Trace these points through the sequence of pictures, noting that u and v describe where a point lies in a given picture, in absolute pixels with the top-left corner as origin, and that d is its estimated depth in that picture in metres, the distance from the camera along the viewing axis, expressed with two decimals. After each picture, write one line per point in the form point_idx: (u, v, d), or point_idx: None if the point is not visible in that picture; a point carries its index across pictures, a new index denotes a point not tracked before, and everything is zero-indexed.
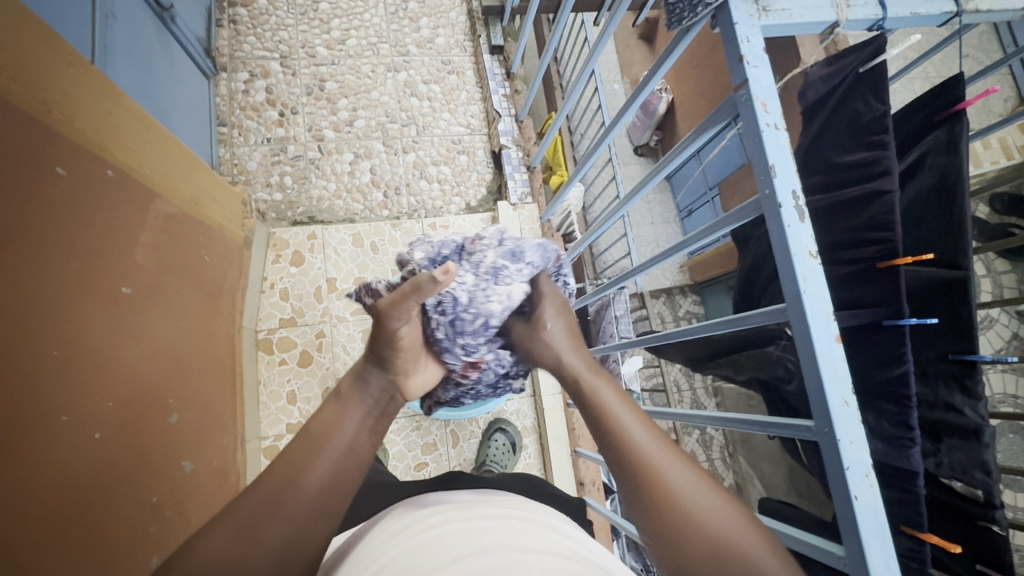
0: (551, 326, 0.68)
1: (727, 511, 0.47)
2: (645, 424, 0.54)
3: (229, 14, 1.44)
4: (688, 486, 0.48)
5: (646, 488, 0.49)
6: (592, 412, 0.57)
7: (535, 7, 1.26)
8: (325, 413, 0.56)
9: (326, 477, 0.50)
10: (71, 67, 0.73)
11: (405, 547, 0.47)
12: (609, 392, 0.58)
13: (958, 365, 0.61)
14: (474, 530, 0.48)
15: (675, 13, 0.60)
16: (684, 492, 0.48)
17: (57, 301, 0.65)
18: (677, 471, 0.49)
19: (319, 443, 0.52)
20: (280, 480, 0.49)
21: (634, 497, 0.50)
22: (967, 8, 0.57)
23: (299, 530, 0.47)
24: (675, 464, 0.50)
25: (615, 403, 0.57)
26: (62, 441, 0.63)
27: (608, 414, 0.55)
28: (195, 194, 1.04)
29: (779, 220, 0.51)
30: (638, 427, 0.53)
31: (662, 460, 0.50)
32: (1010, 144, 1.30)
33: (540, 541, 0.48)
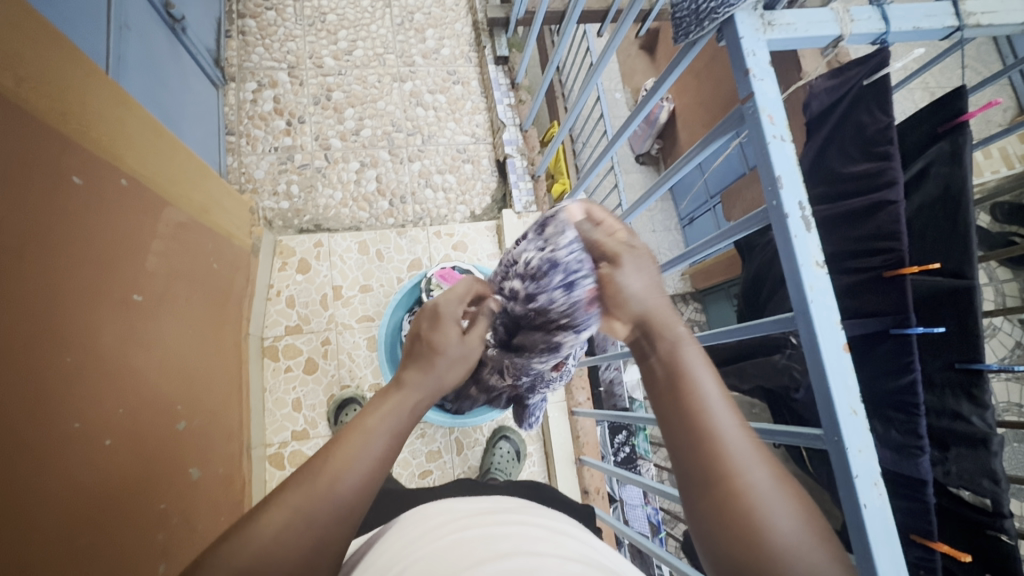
0: (631, 271, 0.54)
1: (807, 525, 0.41)
2: (730, 407, 0.46)
3: (239, 26, 1.46)
4: (768, 493, 0.41)
5: (719, 484, 0.42)
6: (670, 379, 0.48)
7: (541, 18, 1.27)
8: (380, 401, 0.54)
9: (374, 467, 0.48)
10: (86, 78, 0.74)
11: (422, 553, 0.47)
12: (698, 359, 0.48)
13: (965, 374, 0.62)
14: (491, 538, 0.48)
15: (681, 27, 0.61)
16: (764, 499, 0.41)
17: (70, 307, 0.66)
18: (758, 471, 0.42)
19: (375, 427, 0.50)
20: (357, 445, 0.48)
21: (702, 487, 0.43)
22: (969, 22, 0.58)
23: (343, 515, 0.45)
24: (759, 464, 0.43)
25: (704, 376, 0.47)
26: (73, 447, 0.63)
27: (693, 388, 0.46)
28: (204, 202, 1.05)
29: (785, 230, 0.51)
30: (725, 412, 0.45)
31: (746, 456, 0.43)
32: (1012, 153, 1.32)
33: (557, 547, 0.48)
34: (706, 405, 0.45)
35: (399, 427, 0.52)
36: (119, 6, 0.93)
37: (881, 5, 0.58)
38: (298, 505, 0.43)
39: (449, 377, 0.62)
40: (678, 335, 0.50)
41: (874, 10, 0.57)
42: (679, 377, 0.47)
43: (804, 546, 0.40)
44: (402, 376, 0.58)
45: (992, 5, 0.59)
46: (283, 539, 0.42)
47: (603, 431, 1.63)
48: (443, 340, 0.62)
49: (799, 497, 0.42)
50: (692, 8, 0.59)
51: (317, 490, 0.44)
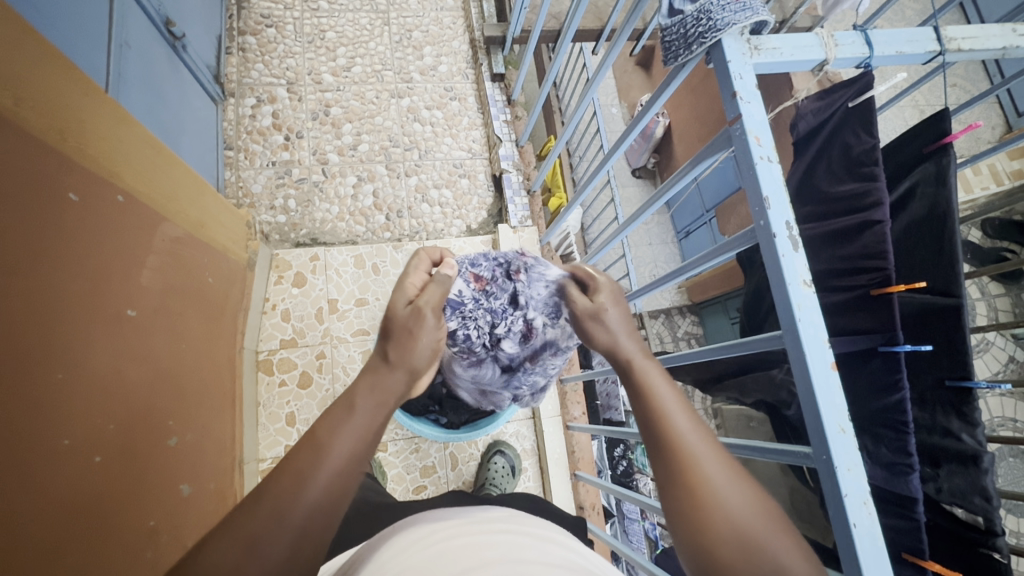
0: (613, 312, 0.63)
1: (760, 509, 0.45)
2: (686, 412, 0.52)
3: (238, 43, 1.48)
4: (725, 483, 0.46)
5: (681, 481, 0.47)
6: (637, 394, 0.54)
7: (536, 37, 1.29)
8: (336, 413, 0.53)
9: (333, 480, 0.48)
10: (85, 96, 0.75)
11: (413, 559, 0.48)
12: (657, 375, 0.55)
13: (954, 392, 0.62)
14: (480, 545, 0.48)
15: (670, 50, 0.63)
16: (721, 489, 0.46)
17: (63, 324, 0.66)
18: (714, 465, 0.47)
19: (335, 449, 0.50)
20: (306, 454, 0.49)
21: (668, 486, 0.48)
22: (950, 47, 0.60)
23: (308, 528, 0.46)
24: (714, 459, 0.48)
25: (662, 385, 0.54)
26: (62, 465, 0.63)
27: (652, 398, 0.53)
28: (201, 218, 1.06)
29: (772, 249, 0.52)
30: (681, 415, 0.51)
31: (704, 454, 0.48)
32: (1001, 171, 1.34)
33: (544, 554, 0.48)
34: (666, 413, 0.51)
35: (364, 426, 0.53)
36: (120, 25, 0.94)
37: (865, 31, 0.59)
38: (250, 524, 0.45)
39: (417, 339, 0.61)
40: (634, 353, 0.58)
41: (857, 36, 0.59)
42: (643, 390, 0.54)
43: (759, 529, 0.44)
44: (358, 380, 0.57)
45: (973, 31, 0.60)
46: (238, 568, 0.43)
47: (599, 445, 1.62)
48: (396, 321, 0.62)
49: (754, 486, 0.47)
50: (680, 32, 0.60)
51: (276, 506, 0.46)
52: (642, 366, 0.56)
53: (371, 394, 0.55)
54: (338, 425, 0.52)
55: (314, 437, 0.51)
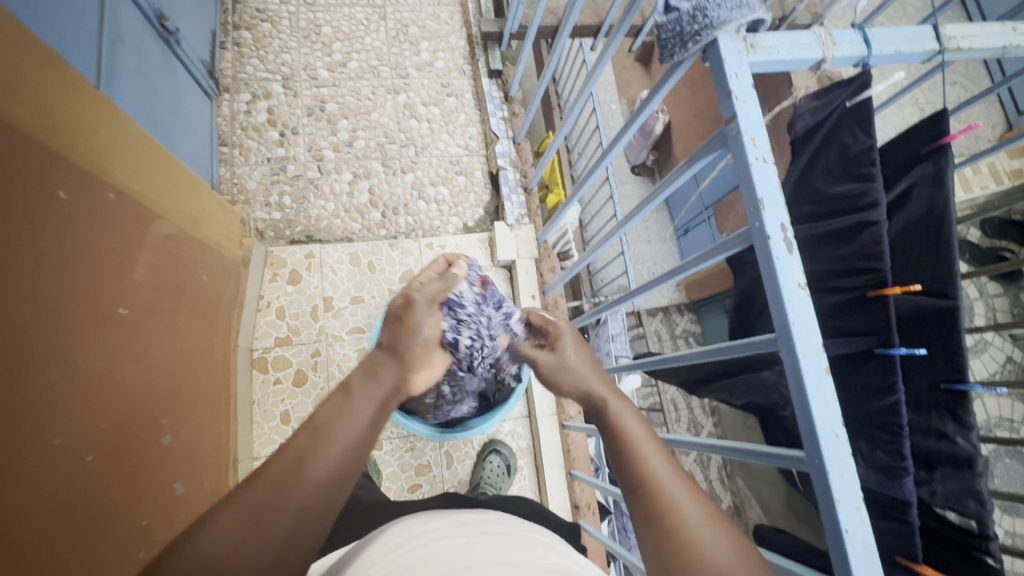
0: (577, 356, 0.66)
1: (737, 550, 0.45)
2: (662, 454, 0.53)
3: (233, 37, 1.47)
4: (702, 526, 0.46)
5: (659, 521, 0.47)
6: (614, 436, 0.55)
7: (534, 33, 1.28)
8: (329, 409, 0.55)
9: (335, 464, 0.50)
10: (76, 92, 0.74)
11: (403, 560, 0.47)
12: (632, 419, 0.56)
13: (949, 395, 0.61)
14: (471, 546, 0.48)
15: (666, 48, 0.62)
16: (697, 528, 0.46)
17: (54, 323, 0.65)
18: (690, 504, 0.48)
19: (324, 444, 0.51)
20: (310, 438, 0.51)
21: (647, 525, 0.48)
22: (950, 46, 0.59)
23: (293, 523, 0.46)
24: (690, 500, 0.48)
25: (640, 433, 0.55)
26: (55, 464, 0.63)
27: (628, 439, 0.54)
28: (195, 215, 1.06)
29: (767, 251, 0.51)
30: (655, 457, 0.52)
31: (679, 495, 0.48)
32: (1000, 170, 1.33)
33: (535, 556, 0.48)
34: (643, 454, 0.52)
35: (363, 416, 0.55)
36: (113, 19, 0.93)
37: (863, 29, 0.59)
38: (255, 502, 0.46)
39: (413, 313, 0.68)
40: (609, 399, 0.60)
41: (855, 34, 0.58)
42: (619, 432, 0.55)
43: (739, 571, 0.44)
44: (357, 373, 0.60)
45: (972, 30, 0.59)
46: (240, 546, 0.43)
47: (595, 444, 1.61)
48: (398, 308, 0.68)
49: (731, 527, 0.47)
50: (676, 30, 0.59)
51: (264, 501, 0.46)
52: (617, 410, 0.58)
53: (368, 388, 0.58)
54: (339, 413, 0.55)
55: (317, 423, 0.53)
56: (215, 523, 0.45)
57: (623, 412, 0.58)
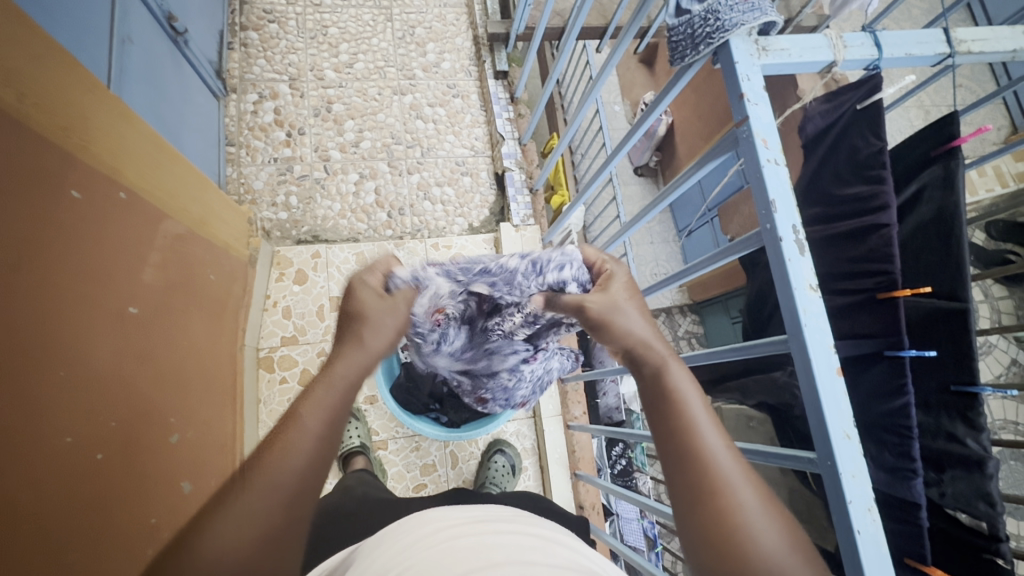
0: (628, 307, 0.61)
1: (786, 535, 0.44)
2: (717, 428, 0.50)
3: (240, 38, 1.48)
4: (754, 507, 0.45)
5: (710, 500, 0.45)
6: (665, 402, 0.52)
7: (541, 35, 1.28)
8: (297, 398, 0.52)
9: (318, 449, 0.48)
10: (87, 92, 0.75)
11: (416, 558, 0.48)
12: (687, 384, 0.53)
13: (960, 397, 0.62)
14: (483, 546, 0.47)
15: (676, 50, 0.62)
16: (750, 511, 0.45)
17: (64, 323, 0.65)
18: (744, 486, 0.46)
19: (291, 434, 0.48)
20: (288, 424, 0.49)
21: (693, 502, 0.46)
22: (960, 50, 0.59)
23: (273, 522, 0.43)
24: (745, 480, 0.46)
25: (695, 401, 0.51)
26: (65, 462, 0.63)
27: (682, 408, 0.51)
28: (203, 214, 1.06)
29: (779, 253, 0.52)
30: (711, 430, 0.49)
31: (734, 474, 0.46)
32: (1005, 173, 1.33)
33: (547, 555, 0.48)
34: (698, 428, 0.49)
35: (337, 403, 0.52)
36: (123, 19, 0.94)
37: (874, 32, 0.59)
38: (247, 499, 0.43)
39: (359, 301, 0.62)
40: (663, 358, 0.55)
41: (866, 37, 0.58)
42: (672, 400, 0.51)
43: (787, 557, 0.43)
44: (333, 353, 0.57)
45: (983, 34, 0.59)
46: (235, 542, 0.41)
47: (599, 444, 1.62)
48: (345, 302, 0.64)
49: (779, 511, 0.46)
50: (688, 32, 0.60)
51: (233, 497, 0.43)
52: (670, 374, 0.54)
53: (348, 369, 0.55)
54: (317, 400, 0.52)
55: (300, 410, 0.50)
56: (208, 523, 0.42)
57: (676, 375, 0.54)
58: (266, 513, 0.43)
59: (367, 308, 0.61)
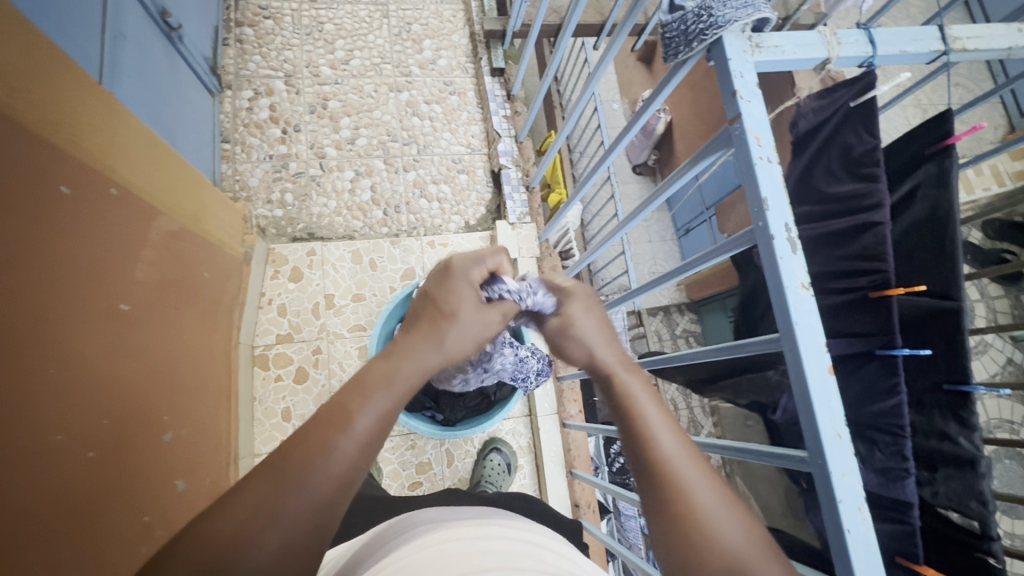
0: (583, 321, 0.61)
1: (748, 534, 0.44)
2: (674, 432, 0.50)
3: (235, 34, 1.47)
4: (713, 509, 0.45)
5: (668, 506, 0.45)
6: (621, 411, 0.52)
7: (537, 32, 1.28)
8: (347, 391, 0.50)
9: (357, 454, 0.46)
10: (79, 87, 0.74)
11: (409, 561, 0.48)
12: (642, 392, 0.53)
13: (952, 396, 0.61)
14: (473, 550, 0.47)
15: (670, 47, 0.62)
16: (710, 514, 0.44)
17: (55, 320, 0.65)
18: (703, 489, 0.46)
19: (335, 436, 0.46)
20: (332, 417, 0.47)
21: (653, 508, 0.47)
22: (955, 47, 0.59)
23: (297, 524, 0.42)
24: (703, 482, 0.46)
25: (649, 408, 0.51)
26: (56, 460, 0.63)
27: (635, 415, 0.51)
28: (197, 212, 1.06)
29: (770, 251, 0.51)
30: (666, 435, 0.49)
31: (690, 475, 0.46)
32: (1002, 171, 1.33)
33: (539, 561, 0.48)
34: (653, 434, 0.49)
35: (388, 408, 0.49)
36: (116, 15, 0.93)
37: (869, 29, 0.59)
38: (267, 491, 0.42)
39: (451, 294, 0.58)
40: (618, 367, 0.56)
41: (860, 34, 0.58)
42: (626, 409, 0.52)
43: (750, 557, 0.43)
44: (403, 344, 0.54)
45: (978, 31, 0.59)
46: (247, 534, 0.40)
47: (596, 443, 1.62)
48: (435, 288, 0.60)
49: (743, 510, 0.46)
50: (681, 29, 0.59)
51: (263, 497, 0.42)
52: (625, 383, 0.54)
53: (413, 373, 0.52)
54: (368, 399, 0.49)
55: (345, 405, 0.48)
56: (217, 515, 0.41)
57: (631, 383, 0.54)
58: (289, 515, 0.42)
59: (460, 309, 0.57)
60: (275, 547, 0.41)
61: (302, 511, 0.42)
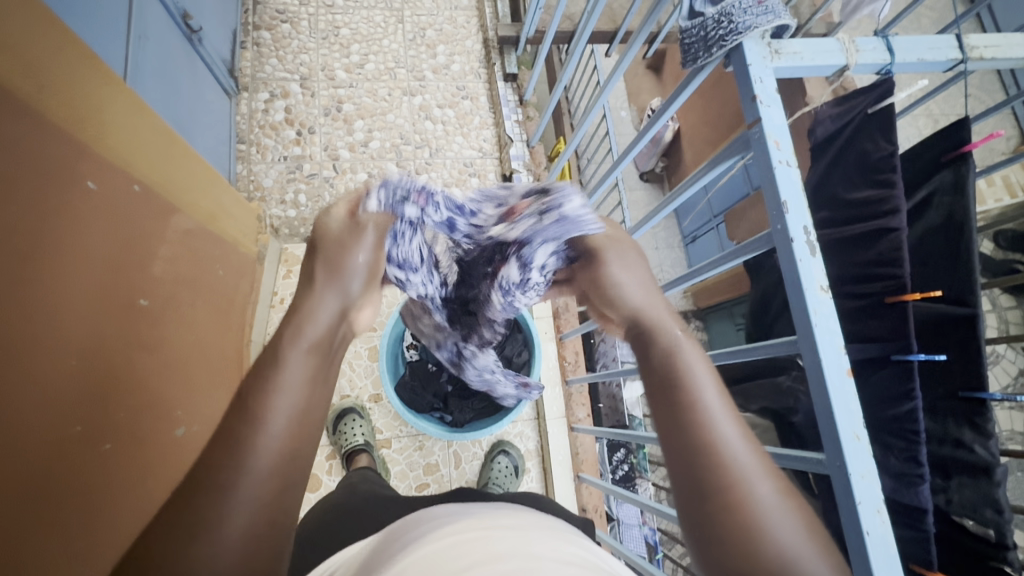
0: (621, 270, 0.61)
1: (801, 526, 0.43)
2: (732, 416, 0.48)
3: (253, 37, 1.49)
4: (768, 497, 0.43)
5: (725, 489, 0.43)
6: (678, 388, 0.50)
7: (551, 38, 1.29)
8: (262, 367, 0.50)
9: (290, 421, 0.46)
10: (106, 85, 0.76)
11: (425, 551, 0.48)
12: (701, 370, 0.51)
13: (967, 403, 0.61)
14: (489, 539, 0.48)
15: (689, 53, 0.63)
16: (766, 501, 0.43)
17: (75, 313, 0.66)
18: (760, 476, 0.44)
19: (263, 407, 0.46)
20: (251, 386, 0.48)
21: (706, 491, 0.44)
22: (972, 56, 0.59)
23: (266, 497, 0.42)
24: (760, 469, 0.44)
25: (708, 387, 0.49)
26: (74, 452, 0.63)
27: (694, 393, 0.48)
28: (213, 210, 1.07)
29: (790, 253, 0.52)
30: (726, 417, 0.47)
31: (748, 460, 0.45)
32: (1014, 182, 1.33)
33: (554, 549, 0.48)
34: (713, 414, 0.47)
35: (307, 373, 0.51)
36: (140, 17, 0.95)
37: (887, 37, 0.59)
38: (218, 479, 0.40)
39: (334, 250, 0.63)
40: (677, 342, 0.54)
41: (879, 42, 0.59)
42: (686, 385, 0.49)
43: (803, 549, 0.41)
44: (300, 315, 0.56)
45: (995, 40, 0.60)
46: (210, 520, 0.39)
47: (602, 449, 1.61)
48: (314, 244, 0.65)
49: (794, 503, 0.44)
50: (700, 35, 0.60)
51: (218, 482, 0.40)
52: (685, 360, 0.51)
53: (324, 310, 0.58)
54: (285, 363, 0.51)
55: (260, 377, 0.49)
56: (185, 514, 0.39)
57: (691, 362, 0.51)
58: (258, 495, 0.41)
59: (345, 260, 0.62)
60: (231, 546, 0.38)
61: (258, 487, 0.41)
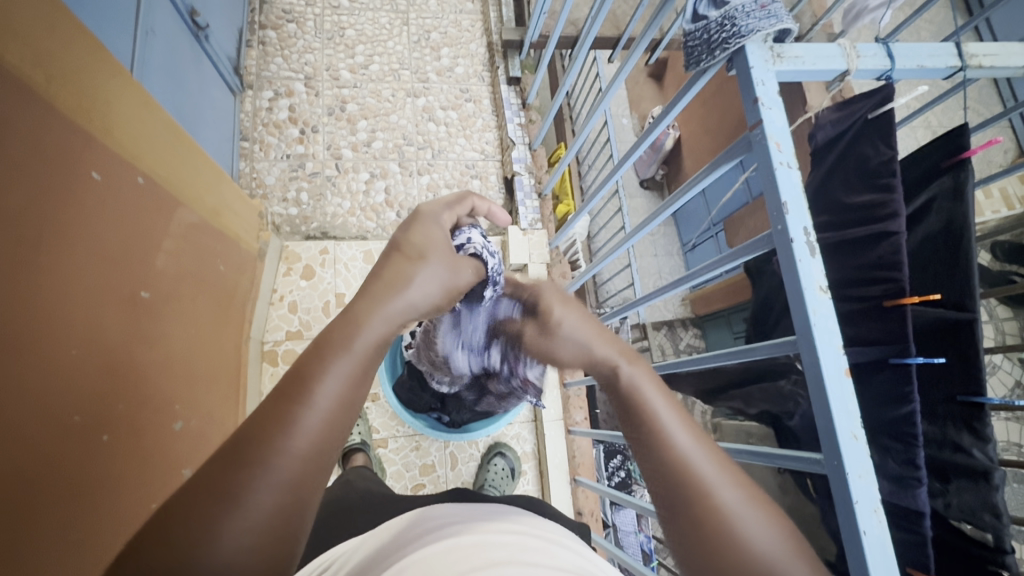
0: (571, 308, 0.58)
1: (777, 535, 0.41)
2: (695, 432, 0.46)
3: (259, 36, 1.50)
4: (738, 507, 0.42)
5: (692, 506, 0.42)
6: (635, 409, 0.48)
7: (556, 42, 1.30)
8: (306, 364, 0.42)
9: (324, 424, 0.40)
10: (113, 77, 0.76)
11: (421, 555, 0.47)
12: (653, 387, 0.49)
13: (966, 407, 0.62)
14: (486, 545, 0.47)
15: (693, 55, 0.64)
16: (734, 513, 0.41)
17: (78, 302, 0.66)
18: (727, 488, 0.42)
19: (294, 410, 0.39)
20: (285, 384, 0.40)
21: (671, 509, 0.43)
22: (971, 64, 0.60)
23: (277, 511, 0.37)
24: (728, 481, 0.43)
25: (661, 404, 0.48)
26: (73, 442, 0.63)
27: (651, 411, 0.47)
28: (216, 205, 1.07)
29: (789, 254, 0.52)
30: (685, 433, 0.45)
31: (712, 474, 0.43)
32: (1011, 194, 1.34)
33: (550, 556, 0.48)
34: (671, 434, 0.45)
35: (353, 372, 0.42)
36: (148, 12, 0.96)
37: (887, 43, 0.60)
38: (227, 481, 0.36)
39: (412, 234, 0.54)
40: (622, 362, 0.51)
41: (880, 48, 0.59)
42: (641, 405, 0.48)
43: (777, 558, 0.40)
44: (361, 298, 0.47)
45: (993, 50, 0.60)
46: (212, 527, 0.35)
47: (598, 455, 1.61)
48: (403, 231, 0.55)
49: (772, 512, 0.43)
50: (704, 38, 0.61)
51: (220, 485, 0.36)
52: (640, 380, 0.50)
53: (389, 303, 0.47)
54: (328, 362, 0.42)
55: (302, 368, 0.41)
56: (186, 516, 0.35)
57: (645, 382, 0.50)
58: (267, 504, 0.36)
59: (428, 250, 0.52)
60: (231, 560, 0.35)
61: (271, 497, 0.36)
